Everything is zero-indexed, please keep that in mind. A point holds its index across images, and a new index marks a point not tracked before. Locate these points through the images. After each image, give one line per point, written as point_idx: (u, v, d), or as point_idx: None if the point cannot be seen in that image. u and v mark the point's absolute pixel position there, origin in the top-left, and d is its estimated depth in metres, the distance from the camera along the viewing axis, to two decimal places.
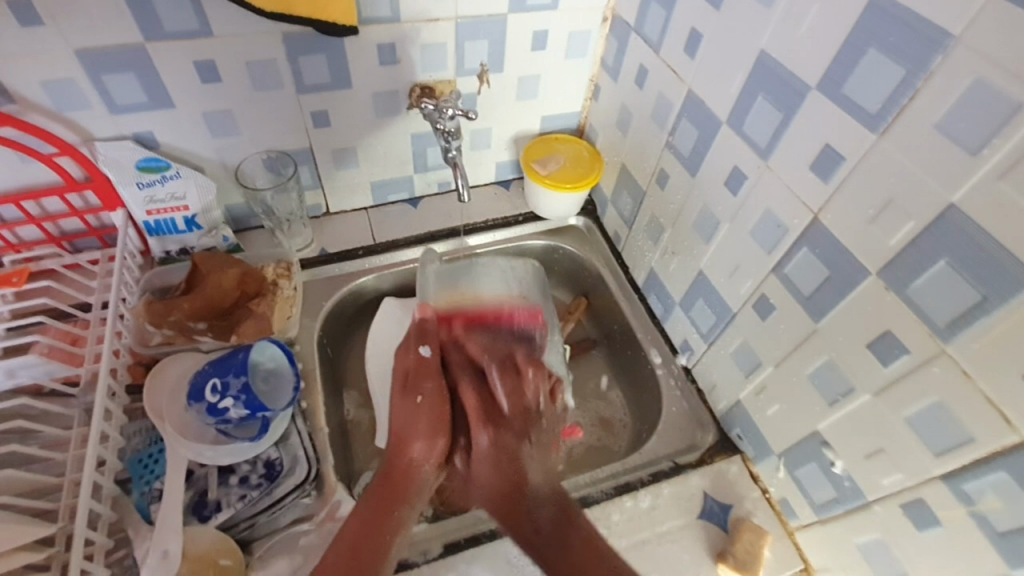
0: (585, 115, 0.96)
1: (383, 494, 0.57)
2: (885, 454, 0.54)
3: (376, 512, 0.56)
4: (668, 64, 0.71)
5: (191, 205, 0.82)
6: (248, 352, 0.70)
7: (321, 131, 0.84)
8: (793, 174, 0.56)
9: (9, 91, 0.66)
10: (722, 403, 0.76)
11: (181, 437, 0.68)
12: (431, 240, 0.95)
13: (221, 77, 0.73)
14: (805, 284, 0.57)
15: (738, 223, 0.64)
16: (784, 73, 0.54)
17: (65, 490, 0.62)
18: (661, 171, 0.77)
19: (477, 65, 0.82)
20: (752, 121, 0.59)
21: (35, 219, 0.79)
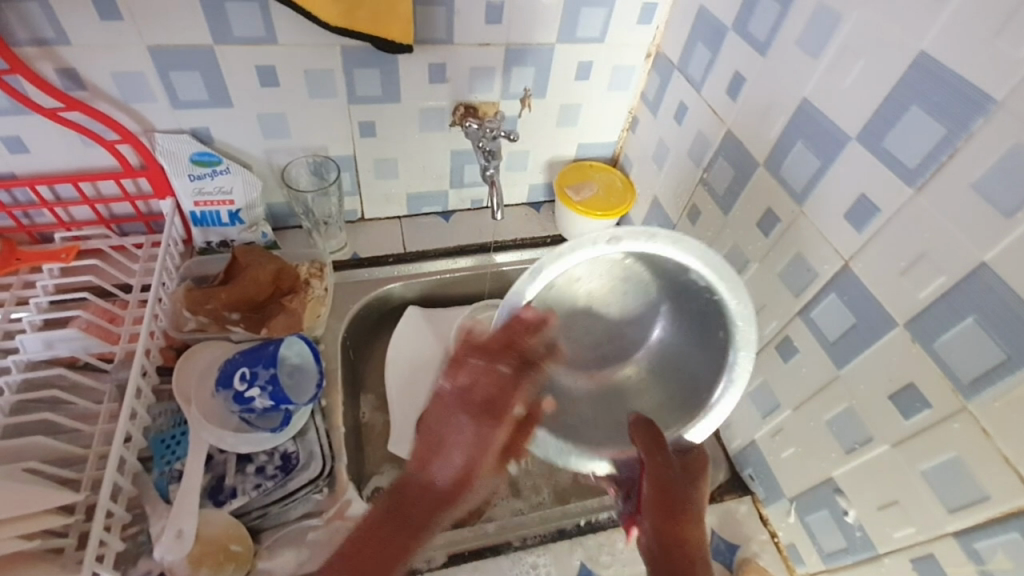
0: (621, 146, 0.98)
1: (413, 500, 0.50)
2: (899, 506, 0.54)
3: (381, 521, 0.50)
4: (709, 104, 0.73)
5: (236, 200, 0.85)
6: (278, 346, 0.71)
7: (367, 141, 0.87)
8: (826, 221, 0.57)
9: (83, 79, 0.71)
10: (735, 441, 0.76)
11: (204, 421, 0.70)
12: (459, 254, 0.98)
13: (279, 82, 0.77)
14: (830, 330, 0.58)
15: (767, 263, 0.65)
16: (825, 122, 0.56)
17: (91, 462, 0.65)
18: (694, 206, 0.79)
19: (521, 90, 0.85)
20: (789, 165, 0.60)
21: (90, 200, 0.83)
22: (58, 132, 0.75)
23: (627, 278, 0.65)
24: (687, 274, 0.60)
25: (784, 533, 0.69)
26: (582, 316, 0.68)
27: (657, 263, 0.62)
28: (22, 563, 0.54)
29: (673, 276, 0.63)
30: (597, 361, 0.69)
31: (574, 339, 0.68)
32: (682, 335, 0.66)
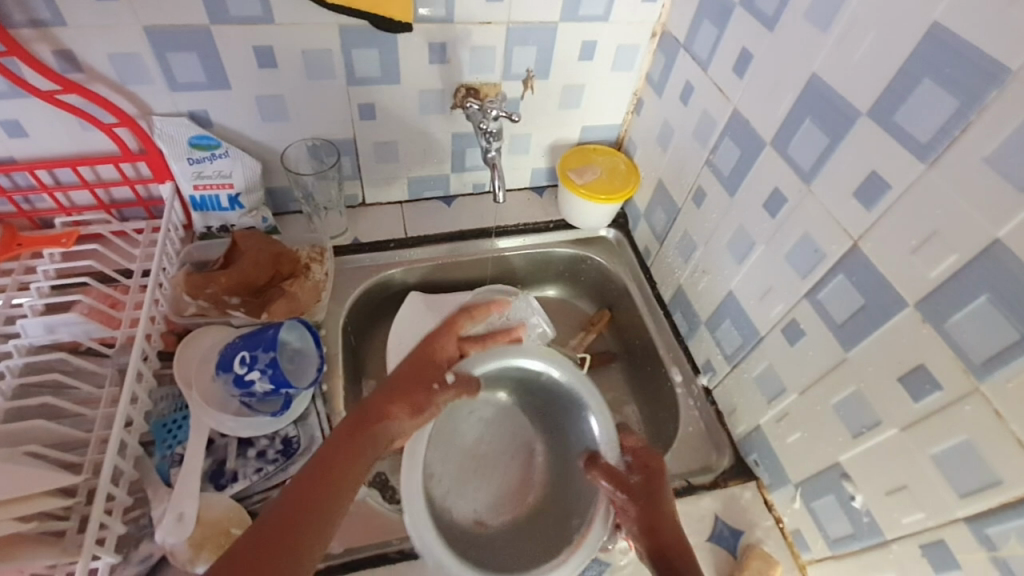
0: (625, 129, 0.96)
1: (325, 472, 0.56)
2: (907, 491, 0.53)
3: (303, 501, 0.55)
4: (715, 83, 0.71)
5: (236, 183, 0.84)
6: (278, 330, 0.70)
7: (367, 124, 0.86)
8: (834, 201, 0.55)
9: (79, 61, 0.70)
10: (740, 427, 0.75)
11: (205, 406, 0.70)
12: (461, 239, 0.97)
13: (277, 64, 0.76)
14: (838, 312, 0.56)
15: (773, 245, 0.64)
16: (834, 97, 0.54)
17: (92, 445, 0.65)
18: (698, 188, 0.77)
19: (523, 71, 0.84)
20: (797, 144, 0.59)
21: (89, 184, 0.82)
22: (56, 115, 0.74)
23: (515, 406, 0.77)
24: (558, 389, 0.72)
25: (789, 520, 0.69)
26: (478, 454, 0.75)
27: (531, 389, 0.75)
28: (22, 545, 0.54)
29: (535, 394, 0.75)
30: (513, 497, 0.72)
31: (467, 503, 0.70)
32: (559, 463, 0.73)
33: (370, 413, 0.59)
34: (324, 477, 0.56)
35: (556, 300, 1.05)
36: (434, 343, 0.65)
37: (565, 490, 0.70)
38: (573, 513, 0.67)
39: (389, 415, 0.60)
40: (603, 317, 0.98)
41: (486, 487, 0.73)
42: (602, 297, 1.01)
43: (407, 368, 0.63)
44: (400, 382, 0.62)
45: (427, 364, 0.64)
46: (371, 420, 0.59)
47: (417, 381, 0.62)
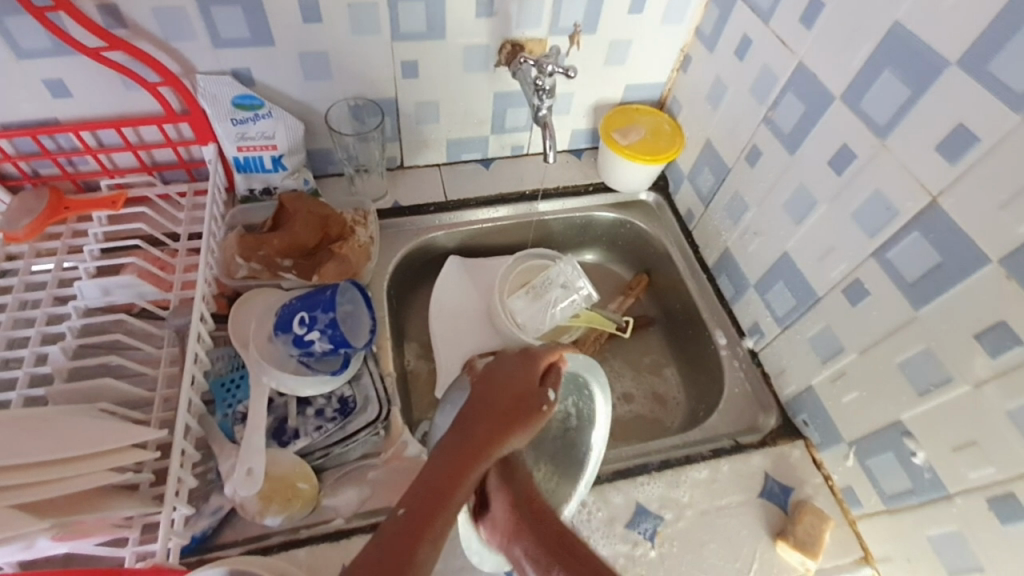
0: (669, 87, 0.93)
1: (432, 489, 0.49)
2: (977, 447, 0.53)
3: (411, 526, 0.46)
4: (777, 36, 0.68)
5: (279, 145, 0.83)
6: (334, 290, 0.72)
7: (409, 82, 0.84)
8: (914, 156, 0.54)
9: (123, 16, 0.68)
10: (788, 387, 0.75)
11: (263, 364, 0.70)
12: (501, 202, 0.96)
13: (322, 18, 0.74)
14: (909, 271, 0.56)
15: (839, 203, 0.63)
16: (918, 46, 0.52)
17: (157, 404, 0.67)
18: (753, 147, 0.76)
19: (571, 25, 0.81)
20: (871, 98, 0.57)
21: (133, 146, 0.82)
22: (101, 74, 0.73)
23: None
24: (583, 410, 0.67)
25: (839, 477, 0.70)
26: None
27: None
28: (109, 495, 0.55)
29: None
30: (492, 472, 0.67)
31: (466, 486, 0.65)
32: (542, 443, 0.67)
33: (479, 437, 0.54)
34: (441, 505, 0.48)
35: (593, 264, 1.05)
36: (532, 364, 0.62)
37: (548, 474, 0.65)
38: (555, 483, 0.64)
39: (499, 439, 0.55)
40: (640, 281, 0.98)
41: None
42: (640, 262, 1.01)
43: (499, 393, 0.59)
44: (511, 406, 0.57)
45: (530, 386, 0.60)
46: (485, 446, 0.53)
47: (521, 403, 0.58)
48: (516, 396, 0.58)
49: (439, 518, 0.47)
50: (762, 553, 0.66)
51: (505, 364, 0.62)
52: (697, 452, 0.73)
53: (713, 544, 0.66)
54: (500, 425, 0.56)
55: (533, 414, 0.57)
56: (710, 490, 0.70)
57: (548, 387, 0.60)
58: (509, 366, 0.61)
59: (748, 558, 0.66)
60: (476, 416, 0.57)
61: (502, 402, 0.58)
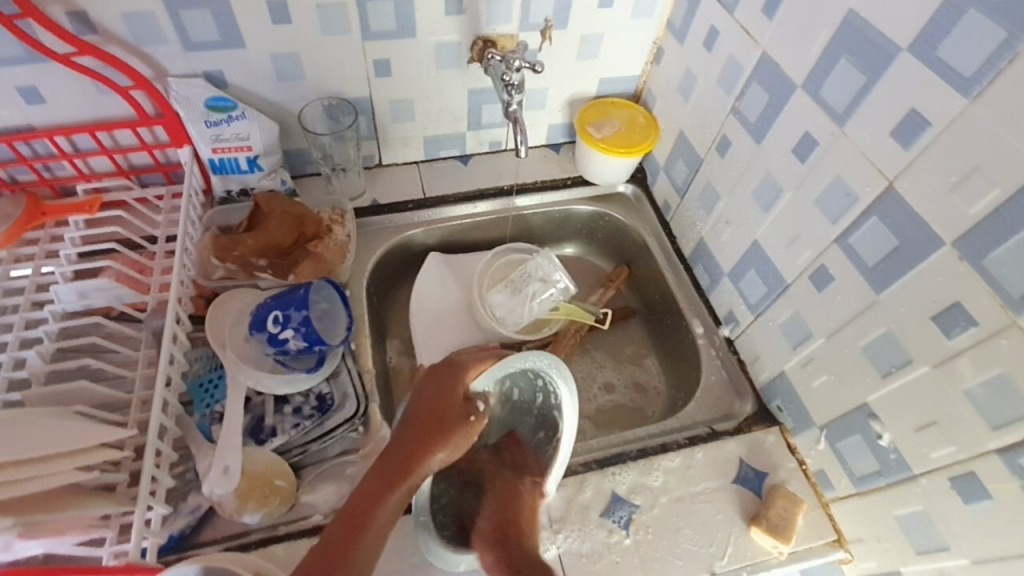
0: (644, 80, 0.94)
1: (346, 526, 0.52)
2: (937, 426, 0.54)
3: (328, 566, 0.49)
4: (742, 26, 0.69)
5: (254, 145, 0.83)
6: (308, 289, 0.73)
7: (382, 81, 0.84)
8: (872, 142, 0.54)
9: (93, 22, 0.69)
10: (763, 374, 0.76)
11: (240, 364, 0.71)
12: (480, 198, 0.97)
13: (292, 19, 0.74)
14: (870, 255, 0.57)
15: (803, 191, 0.64)
16: (872, 34, 0.52)
17: (134, 405, 0.67)
18: (723, 137, 0.76)
19: (541, 21, 0.82)
20: (830, 86, 0.58)
21: (108, 150, 0.82)
22: (72, 80, 0.74)
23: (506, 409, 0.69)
24: (552, 415, 0.65)
25: (812, 461, 0.71)
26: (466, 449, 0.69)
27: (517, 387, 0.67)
28: (83, 495, 0.56)
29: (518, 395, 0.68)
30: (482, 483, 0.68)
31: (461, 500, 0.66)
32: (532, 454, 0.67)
33: (400, 462, 0.56)
34: (360, 532, 0.52)
35: (574, 257, 1.06)
36: (457, 376, 0.60)
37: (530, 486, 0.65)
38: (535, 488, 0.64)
39: (417, 462, 0.56)
40: (620, 273, 0.98)
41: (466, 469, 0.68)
42: (620, 254, 1.01)
43: (423, 413, 0.59)
44: (440, 419, 0.58)
45: (455, 397, 0.59)
46: (402, 472, 0.55)
47: (443, 420, 0.58)
48: (439, 412, 0.58)
49: (370, 527, 0.52)
50: (735, 538, 0.67)
51: (432, 378, 0.61)
52: (672, 441, 0.73)
53: (688, 530, 0.67)
54: (420, 447, 0.56)
55: (451, 431, 0.57)
56: (684, 478, 0.70)
57: (474, 401, 0.59)
58: (434, 380, 0.61)
59: (722, 542, 0.66)
60: (400, 440, 0.58)
61: (426, 421, 0.58)
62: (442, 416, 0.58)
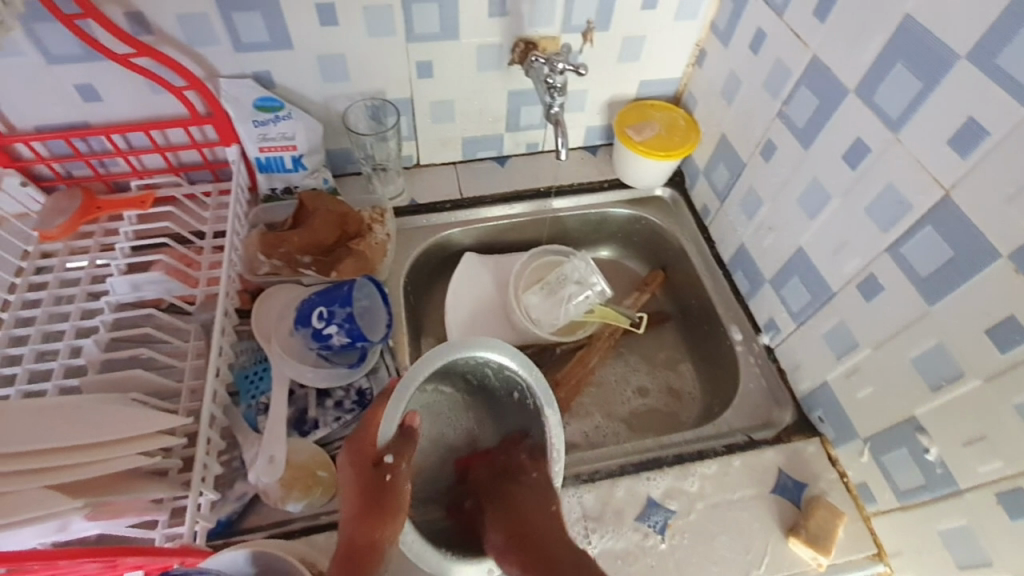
0: (685, 82, 0.93)
1: None
2: (987, 441, 0.53)
3: None
4: (791, 29, 0.68)
5: (299, 145, 0.85)
6: (351, 286, 0.75)
7: (424, 82, 0.86)
8: (927, 150, 0.53)
9: (150, 23, 0.71)
10: (804, 384, 0.75)
11: (286, 358, 0.74)
12: (516, 199, 0.97)
13: (338, 21, 0.76)
14: (923, 264, 0.55)
15: (853, 198, 0.62)
16: (930, 38, 0.51)
17: (184, 395, 0.70)
18: (768, 141, 0.75)
19: (583, 23, 0.82)
20: (884, 91, 0.57)
21: (160, 148, 0.85)
22: (129, 80, 0.77)
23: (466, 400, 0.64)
24: (510, 376, 0.61)
25: (854, 473, 0.69)
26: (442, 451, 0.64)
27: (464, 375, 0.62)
28: (137, 479, 0.58)
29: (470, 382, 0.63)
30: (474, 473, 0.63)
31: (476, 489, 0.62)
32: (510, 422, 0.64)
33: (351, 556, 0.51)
34: None
35: (608, 260, 1.05)
36: (365, 445, 0.56)
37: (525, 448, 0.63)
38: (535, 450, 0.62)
39: (364, 546, 0.51)
40: (655, 277, 0.99)
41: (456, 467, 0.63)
42: (656, 258, 1.01)
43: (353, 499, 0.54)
44: (368, 490, 0.53)
45: (366, 470, 0.54)
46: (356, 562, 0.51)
47: (370, 496, 0.53)
48: (361, 492, 0.54)
49: None
50: (772, 547, 0.66)
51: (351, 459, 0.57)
52: (709, 448, 0.73)
53: (723, 537, 0.67)
54: (362, 531, 0.52)
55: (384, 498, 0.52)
56: (720, 485, 0.70)
57: (385, 455, 0.53)
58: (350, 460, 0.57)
59: (759, 551, 0.66)
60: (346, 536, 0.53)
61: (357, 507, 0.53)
62: (365, 492, 0.53)
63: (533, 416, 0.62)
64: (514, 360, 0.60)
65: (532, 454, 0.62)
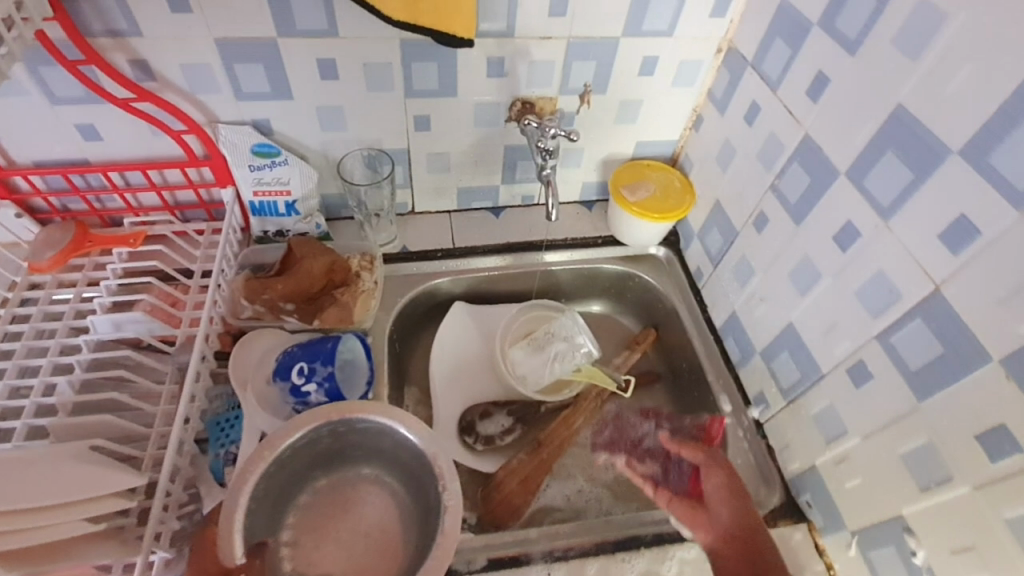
0: (682, 144, 0.93)
1: None
2: (977, 552, 0.50)
3: None
4: (784, 105, 0.68)
5: (293, 190, 0.86)
6: (336, 343, 0.76)
7: (421, 135, 0.86)
8: (918, 241, 0.52)
9: (153, 70, 0.73)
10: (792, 464, 0.72)
11: (259, 408, 0.72)
12: (509, 251, 0.97)
13: (339, 75, 0.77)
14: (913, 357, 0.53)
15: (842, 279, 0.61)
16: (920, 130, 0.51)
17: (152, 440, 0.68)
18: (761, 213, 0.74)
19: (581, 86, 0.82)
20: (875, 177, 0.56)
21: (157, 187, 0.86)
22: (130, 122, 0.78)
23: (359, 465, 0.72)
24: (360, 427, 0.68)
25: (841, 566, 0.66)
26: (367, 521, 0.71)
27: (332, 445, 0.69)
28: (87, 539, 0.56)
29: (342, 446, 0.70)
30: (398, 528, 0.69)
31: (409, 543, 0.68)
32: (398, 468, 0.70)
33: None
34: None
35: (600, 315, 1.04)
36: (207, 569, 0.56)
37: (417, 486, 0.68)
38: (424, 488, 0.66)
39: None
40: (647, 336, 0.96)
41: (388, 523, 0.70)
42: (648, 316, 0.99)
43: None
44: None
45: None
46: None
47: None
48: None
49: None
50: None
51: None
52: (693, 529, 0.71)
53: None
54: None
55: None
56: None
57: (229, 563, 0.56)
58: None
59: None
60: None
61: None
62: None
63: (401, 451, 0.68)
64: (343, 416, 0.66)
65: (423, 487, 0.67)
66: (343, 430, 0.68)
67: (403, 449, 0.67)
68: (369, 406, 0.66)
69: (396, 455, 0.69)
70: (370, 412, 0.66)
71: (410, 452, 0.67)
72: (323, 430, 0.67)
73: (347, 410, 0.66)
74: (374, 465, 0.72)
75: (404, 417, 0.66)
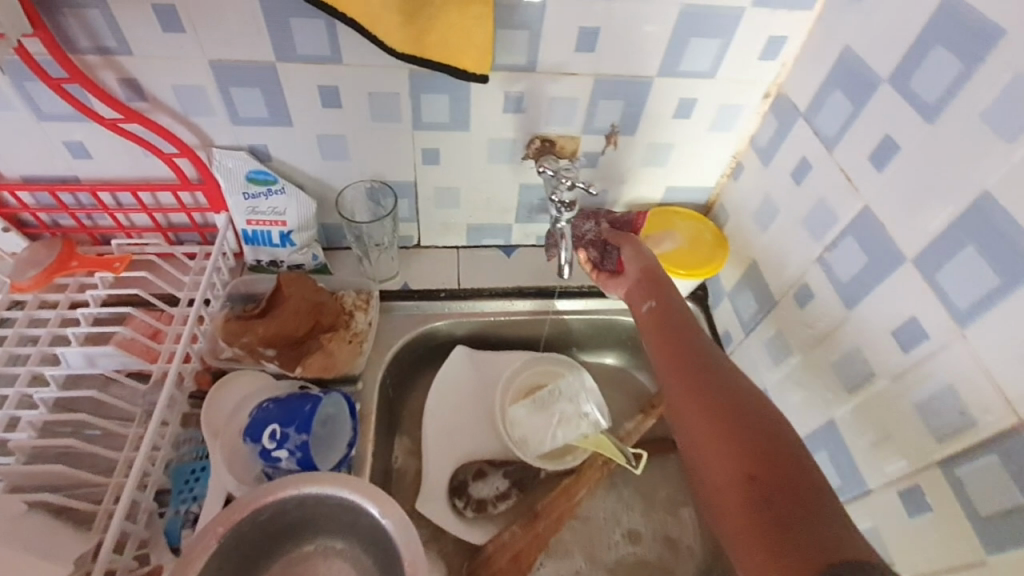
0: (717, 192, 0.84)
1: None
2: None
3: None
4: (842, 169, 0.60)
5: (289, 221, 0.80)
6: (314, 407, 0.69)
7: (430, 168, 0.79)
8: (999, 359, 0.45)
9: (143, 90, 0.67)
10: None
11: (225, 466, 0.67)
12: (518, 295, 0.89)
13: (342, 103, 0.70)
14: (986, 496, 0.47)
15: (901, 385, 0.54)
16: (1009, 229, 0.44)
17: (109, 492, 0.61)
18: (804, 286, 0.66)
19: (607, 125, 0.74)
20: (949, 273, 0.49)
21: (148, 208, 0.81)
22: (119, 141, 0.73)
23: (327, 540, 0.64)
24: (332, 503, 0.60)
25: None
26: None
27: (299, 517, 0.62)
28: None
29: (310, 519, 0.62)
30: None
31: None
32: (370, 550, 0.62)
33: None
34: None
35: (614, 369, 0.95)
36: None
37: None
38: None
39: None
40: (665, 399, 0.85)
41: None
42: None
43: None
44: None
45: None
46: None
47: None
48: None
49: None
50: None
51: None
52: None
53: None
54: None
55: None
56: None
57: None
58: None
59: None
60: None
61: None
62: None
63: (375, 534, 0.60)
64: (315, 487, 0.59)
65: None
66: (312, 503, 0.61)
67: (378, 532, 0.60)
68: (344, 481, 0.59)
69: (370, 536, 0.61)
70: (344, 489, 0.59)
71: (384, 537, 0.59)
72: (291, 502, 0.60)
73: (319, 484, 0.59)
74: (343, 543, 0.64)
75: (367, 487, 0.59)
